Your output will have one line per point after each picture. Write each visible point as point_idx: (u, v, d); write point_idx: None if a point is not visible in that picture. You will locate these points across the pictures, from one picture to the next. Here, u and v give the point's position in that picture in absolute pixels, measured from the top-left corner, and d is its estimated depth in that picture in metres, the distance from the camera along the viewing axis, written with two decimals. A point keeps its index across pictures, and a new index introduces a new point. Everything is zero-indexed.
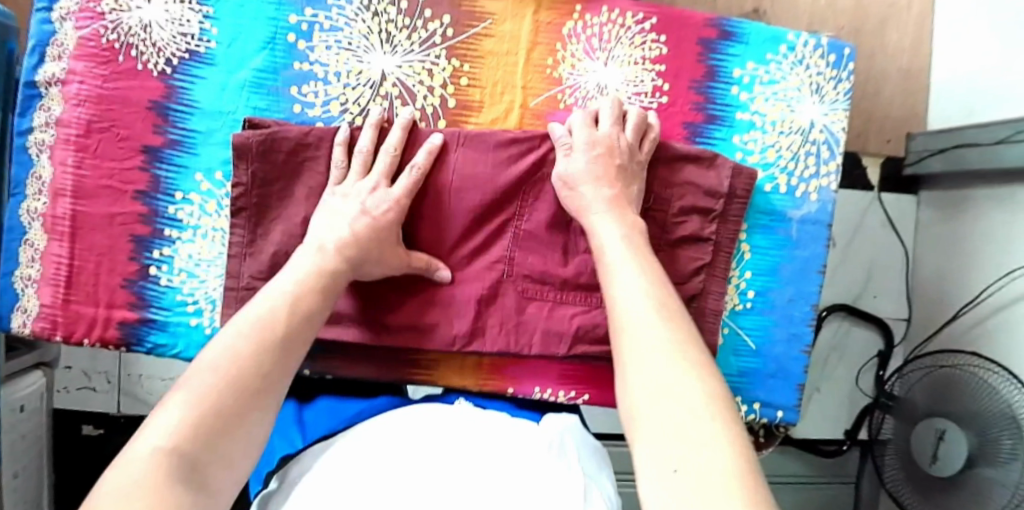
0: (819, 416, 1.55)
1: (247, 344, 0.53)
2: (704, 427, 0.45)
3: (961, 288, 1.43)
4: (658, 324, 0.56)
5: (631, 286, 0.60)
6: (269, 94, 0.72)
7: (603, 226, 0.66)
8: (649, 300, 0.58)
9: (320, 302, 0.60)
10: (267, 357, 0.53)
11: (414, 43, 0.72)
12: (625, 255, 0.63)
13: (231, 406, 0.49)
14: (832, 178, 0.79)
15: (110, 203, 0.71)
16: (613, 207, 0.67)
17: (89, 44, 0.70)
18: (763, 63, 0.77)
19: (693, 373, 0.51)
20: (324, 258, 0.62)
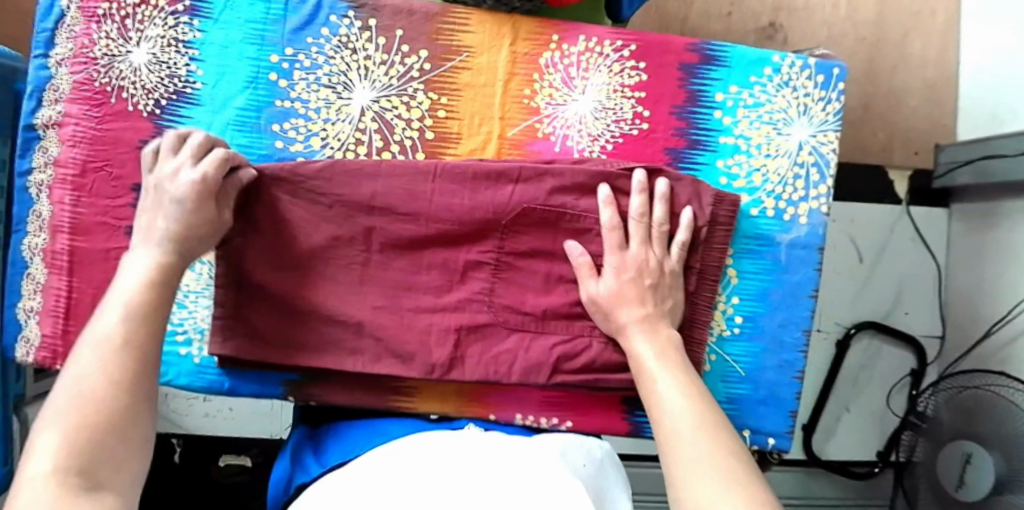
0: (847, 438, 1.48)
1: (93, 365, 0.52)
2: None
3: (995, 302, 1.36)
4: (696, 433, 0.58)
5: (668, 387, 0.63)
6: (252, 131, 0.74)
7: (642, 341, 0.67)
8: (688, 406, 0.61)
9: (161, 310, 0.58)
10: (131, 361, 0.54)
11: (393, 78, 0.74)
12: (662, 363, 0.66)
13: (104, 433, 0.49)
14: (824, 200, 0.76)
15: (105, 239, 0.75)
16: (647, 324, 0.68)
17: (83, 88, 0.74)
18: (747, 85, 0.75)
19: (734, 485, 0.53)
20: (149, 260, 0.60)
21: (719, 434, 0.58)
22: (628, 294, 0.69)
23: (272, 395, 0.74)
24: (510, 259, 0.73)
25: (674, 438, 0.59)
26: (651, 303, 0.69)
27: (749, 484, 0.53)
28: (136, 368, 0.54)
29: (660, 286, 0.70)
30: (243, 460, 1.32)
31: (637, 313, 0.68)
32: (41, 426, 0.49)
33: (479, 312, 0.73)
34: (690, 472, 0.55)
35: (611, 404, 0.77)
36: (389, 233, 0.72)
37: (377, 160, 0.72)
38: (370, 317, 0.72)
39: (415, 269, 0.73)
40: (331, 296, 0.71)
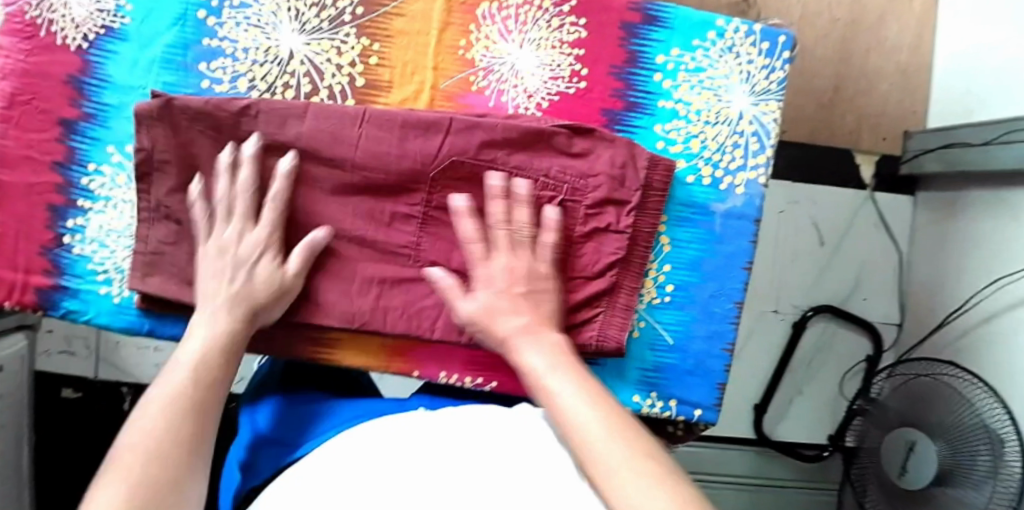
0: (800, 422, 1.49)
1: (163, 403, 0.55)
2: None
3: (951, 292, 1.36)
4: (609, 436, 0.51)
5: (565, 392, 0.56)
6: (179, 69, 0.72)
7: (535, 353, 0.61)
8: (592, 408, 0.54)
9: (226, 356, 0.61)
10: (206, 392, 0.58)
11: (323, 21, 0.71)
12: (557, 368, 0.58)
13: (175, 458, 0.52)
14: (761, 171, 0.75)
15: (30, 172, 0.73)
16: (533, 335, 0.62)
17: (14, 20, 0.72)
18: (689, 49, 0.73)
19: (660, 485, 0.47)
20: (219, 318, 0.63)
21: (631, 435, 0.52)
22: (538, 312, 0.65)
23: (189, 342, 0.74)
24: (438, 214, 0.72)
25: (585, 447, 0.51)
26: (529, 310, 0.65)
27: (669, 485, 0.47)
28: (202, 407, 0.57)
29: (539, 292, 0.66)
30: None
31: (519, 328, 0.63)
32: (113, 460, 0.51)
33: (406, 266, 0.73)
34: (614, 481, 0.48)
35: None
36: (314, 181, 0.70)
37: (303, 104, 0.70)
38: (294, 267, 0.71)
39: (342, 219, 0.72)
40: None
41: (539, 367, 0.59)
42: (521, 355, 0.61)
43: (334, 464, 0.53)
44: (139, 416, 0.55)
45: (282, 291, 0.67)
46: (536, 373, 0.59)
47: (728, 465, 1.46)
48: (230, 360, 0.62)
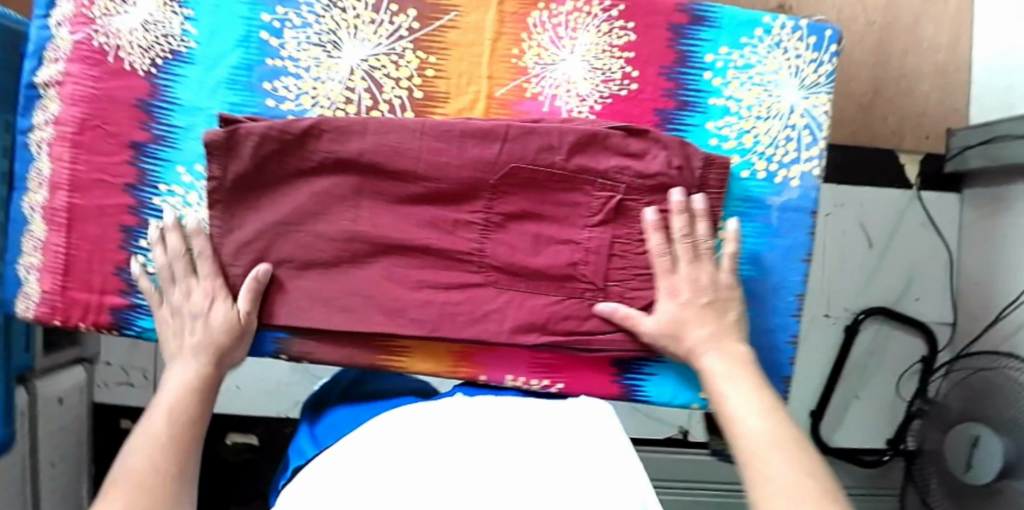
0: (857, 427, 1.46)
1: (144, 451, 0.63)
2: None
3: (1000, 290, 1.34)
4: (778, 449, 0.58)
5: (745, 402, 0.63)
6: (244, 89, 0.75)
7: (716, 358, 0.68)
8: (765, 421, 0.61)
9: (201, 401, 0.69)
10: (185, 426, 0.66)
11: (381, 37, 0.74)
12: (738, 378, 0.66)
13: (149, 496, 0.59)
14: (815, 163, 0.75)
15: (101, 196, 0.77)
16: (715, 342, 0.69)
17: (82, 48, 0.76)
18: (738, 46, 0.74)
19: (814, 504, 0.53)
20: (189, 365, 0.70)
21: (795, 453, 0.58)
22: (688, 316, 0.71)
23: (266, 353, 0.77)
24: (499, 219, 0.74)
25: (754, 454, 0.59)
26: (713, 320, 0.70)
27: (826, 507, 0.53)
28: (179, 449, 0.64)
29: (723, 301, 0.71)
30: (250, 438, 1.39)
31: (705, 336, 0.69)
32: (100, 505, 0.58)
33: (471, 272, 0.75)
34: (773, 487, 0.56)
35: (602, 366, 0.77)
36: (379, 193, 0.74)
37: (366, 118, 0.73)
38: (365, 285, 0.74)
39: (408, 227, 0.74)
40: (328, 252, 0.74)
41: (717, 371, 0.67)
42: (698, 355, 0.70)
43: (352, 464, 0.54)
44: (124, 465, 0.62)
45: (240, 331, 0.73)
46: (714, 375, 0.67)
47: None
48: (205, 401, 0.70)
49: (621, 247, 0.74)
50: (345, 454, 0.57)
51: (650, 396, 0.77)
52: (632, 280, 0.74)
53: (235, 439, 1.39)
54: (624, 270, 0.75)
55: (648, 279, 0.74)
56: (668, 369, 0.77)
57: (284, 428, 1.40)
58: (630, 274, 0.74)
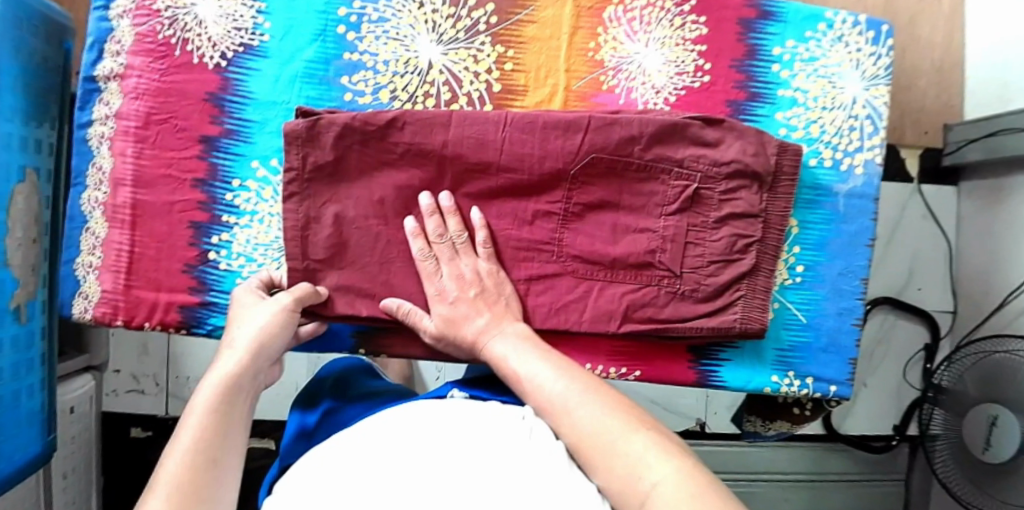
0: (867, 413, 1.45)
1: (218, 384, 0.61)
2: (652, 473, 0.52)
3: (999, 284, 1.35)
4: (581, 401, 0.58)
5: (541, 376, 0.61)
6: (321, 84, 0.75)
7: (500, 340, 0.67)
8: (564, 380, 0.60)
9: (276, 337, 0.66)
10: (223, 416, 0.59)
11: (459, 31, 0.75)
12: (526, 354, 0.64)
13: (219, 437, 0.58)
14: (877, 151, 0.78)
15: (169, 192, 0.75)
16: (495, 326, 0.69)
17: (146, 40, 0.74)
18: (803, 40, 0.78)
19: (636, 434, 0.55)
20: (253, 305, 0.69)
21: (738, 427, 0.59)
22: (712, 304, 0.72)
23: (344, 348, 0.78)
24: (578, 210, 0.74)
25: (560, 417, 0.58)
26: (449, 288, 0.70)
27: (651, 422, 0.57)
28: (247, 387, 0.63)
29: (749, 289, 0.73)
30: (267, 444, 1.33)
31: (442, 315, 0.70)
32: (176, 441, 0.57)
33: (549, 262, 0.74)
34: (593, 444, 0.55)
35: (677, 354, 0.78)
36: (461, 185, 0.73)
37: (446, 110, 0.72)
38: None
39: (488, 218, 0.74)
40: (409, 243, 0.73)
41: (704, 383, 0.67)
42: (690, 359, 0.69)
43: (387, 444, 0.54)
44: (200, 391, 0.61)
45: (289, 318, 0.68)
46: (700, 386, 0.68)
47: (788, 463, 1.42)
48: (278, 335, 0.66)
49: (696, 235, 0.73)
50: (372, 438, 0.56)
51: (728, 381, 0.78)
52: (708, 266, 0.73)
53: (252, 445, 1.32)
54: (700, 257, 0.73)
55: (724, 262, 0.74)
56: (741, 355, 0.78)
57: None
58: (707, 260, 0.73)
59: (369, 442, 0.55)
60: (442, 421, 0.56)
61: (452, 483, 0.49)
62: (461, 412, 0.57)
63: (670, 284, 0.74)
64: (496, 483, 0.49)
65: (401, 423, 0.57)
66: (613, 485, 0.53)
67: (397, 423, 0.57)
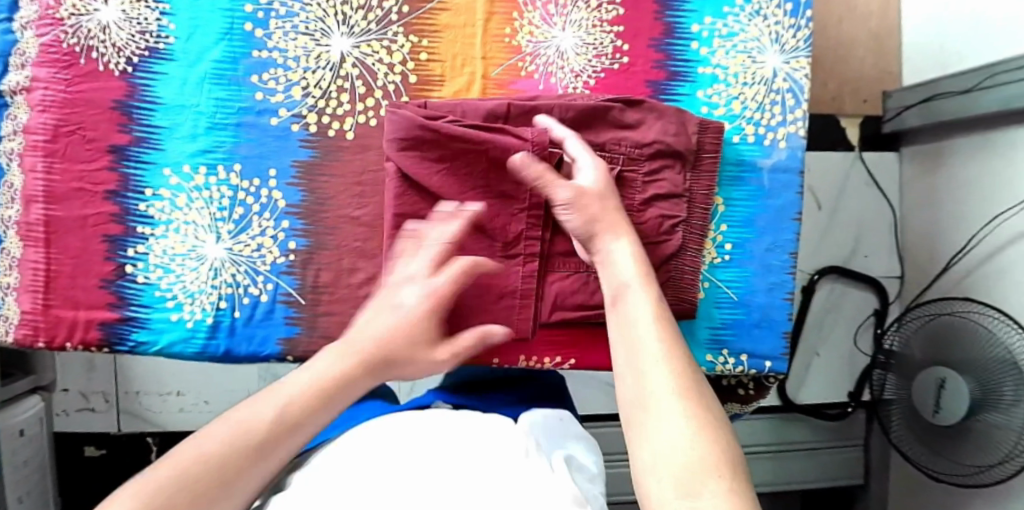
0: (821, 381, 1.47)
1: (301, 391, 0.50)
2: (708, 481, 0.40)
3: (943, 247, 1.36)
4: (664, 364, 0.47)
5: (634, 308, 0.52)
6: (230, 84, 0.73)
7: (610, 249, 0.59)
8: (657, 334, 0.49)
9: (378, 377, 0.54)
10: (276, 439, 0.47)
11: (369, 23, 0.73)
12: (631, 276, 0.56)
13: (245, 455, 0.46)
14: (800, 124, 0.78)
15: (82, 206, 0.72)
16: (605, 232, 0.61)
17: (51, 50, 0.72)
18: (721, 16, 0.77)
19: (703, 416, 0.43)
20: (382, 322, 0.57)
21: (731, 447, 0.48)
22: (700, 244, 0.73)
23: (270, 354, 0.73)
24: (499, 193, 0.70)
25: (632, 363, 0.49)
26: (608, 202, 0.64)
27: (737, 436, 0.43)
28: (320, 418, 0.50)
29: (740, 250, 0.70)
30: None
31: (409, 280, 0.60)
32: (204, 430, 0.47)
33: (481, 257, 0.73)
34: (651, 414, 0.44)
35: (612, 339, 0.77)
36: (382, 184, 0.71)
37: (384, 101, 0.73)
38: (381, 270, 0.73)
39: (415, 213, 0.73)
40: (336, 243, 0.73)
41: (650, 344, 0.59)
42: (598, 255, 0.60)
43: (325, 469, 0.49)
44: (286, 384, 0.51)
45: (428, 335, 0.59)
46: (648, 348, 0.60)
47: (748, 436, 1.44)
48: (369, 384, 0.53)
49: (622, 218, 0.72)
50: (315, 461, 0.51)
51: None
52: None
53: None
54: None
55: (652, 244, 0.73)
56: None
57: None
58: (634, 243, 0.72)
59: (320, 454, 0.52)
60: (386, 437, 0.51)
61: (391, 486, 0.44)
62: (403, 425, 0.52)
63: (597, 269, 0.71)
64: (455, 483, 0.44)
65: (346, 445, 0.52)
66: (653, 459, 0.43)
67: (342, 444, 0.53)
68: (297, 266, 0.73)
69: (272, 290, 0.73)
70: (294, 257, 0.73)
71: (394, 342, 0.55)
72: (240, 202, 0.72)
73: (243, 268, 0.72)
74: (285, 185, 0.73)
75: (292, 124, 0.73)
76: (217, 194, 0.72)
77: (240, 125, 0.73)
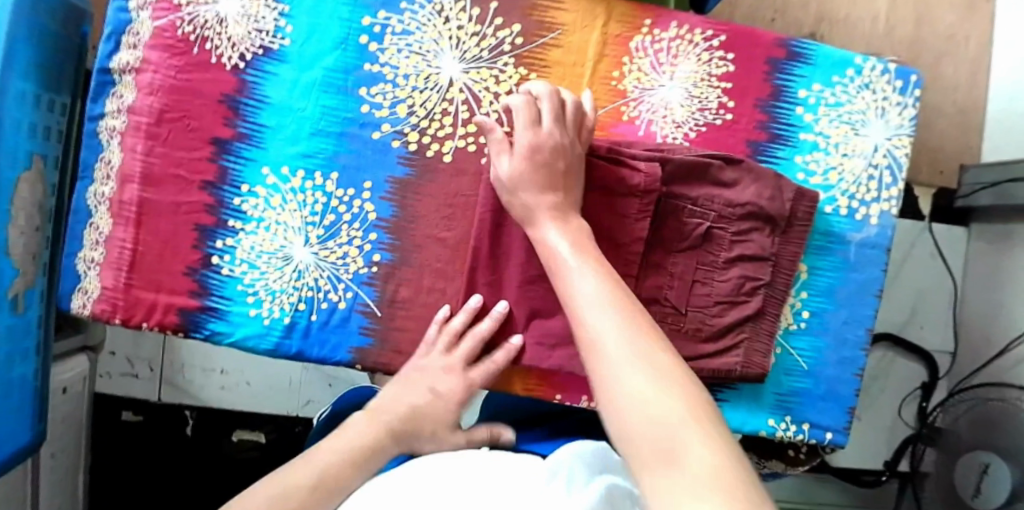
0: (856, 447, 1.43)
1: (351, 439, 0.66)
2: (683, 431, 0.42)
3: (1001, 331, 1.33)
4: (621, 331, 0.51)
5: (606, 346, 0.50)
6: (339, 94, 0.74)
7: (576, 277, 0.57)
8: (607, 303, 0.53)
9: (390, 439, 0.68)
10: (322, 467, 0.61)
11: (483, 50, 0.73)
12: (599, 304, 0.53)
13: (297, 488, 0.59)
14: (894, 203, 0.77)
15: (176, 192, 0.74)
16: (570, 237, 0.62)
17: (165, 35, 0.73)
18: (830, 84, 0.77)
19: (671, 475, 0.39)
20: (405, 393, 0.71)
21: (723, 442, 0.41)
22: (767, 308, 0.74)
23: (340, 360, 0.74)
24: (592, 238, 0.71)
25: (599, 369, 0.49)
26: (562, 189, 0.65)
27: (704, 389, 0.47)
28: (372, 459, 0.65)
29: None
30: (257, 436, 1.33)
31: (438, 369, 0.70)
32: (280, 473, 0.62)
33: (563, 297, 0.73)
34: (610, 371, 0.48)
35: None
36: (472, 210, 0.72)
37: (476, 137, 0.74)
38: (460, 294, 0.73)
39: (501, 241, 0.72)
40: (420, 260, 0.74)
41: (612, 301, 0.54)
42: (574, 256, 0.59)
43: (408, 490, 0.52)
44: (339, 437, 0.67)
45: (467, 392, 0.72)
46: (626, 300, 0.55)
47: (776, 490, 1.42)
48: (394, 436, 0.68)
49: (704, 274, 0.73)
50: (409, 478, 0.54)
51: (725, 423, 0.76)
52: (714, 306, 0.72)
53: (242, 436, 1.33)
54: (707, 297, 0.72)
55: (730, 304, 0.72)
56: (739, 397, 0.76)
57: (295, 427, 1.33)
58: (712, 301, 0.72)
59: (407, 478, 0.54)
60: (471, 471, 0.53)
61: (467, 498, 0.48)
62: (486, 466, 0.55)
63: (674, 322, 0.72)
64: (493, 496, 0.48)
65: (435, 469, 0.55)
66: None
67: (427, 471, 0.55)
68: (377, 279, 0.74)
69: (351, 299, 0.74)
70: (376, 269, 0.74)
71: (417, 418, 0.70)
72: (332, 209, 0.73)
73: (326, 273, 0.74)
74: (378, 198, 0.74)
75: (392, 140, 0.74)
76: (311, 198, 0.73)
77: (343, 135, 0.74)
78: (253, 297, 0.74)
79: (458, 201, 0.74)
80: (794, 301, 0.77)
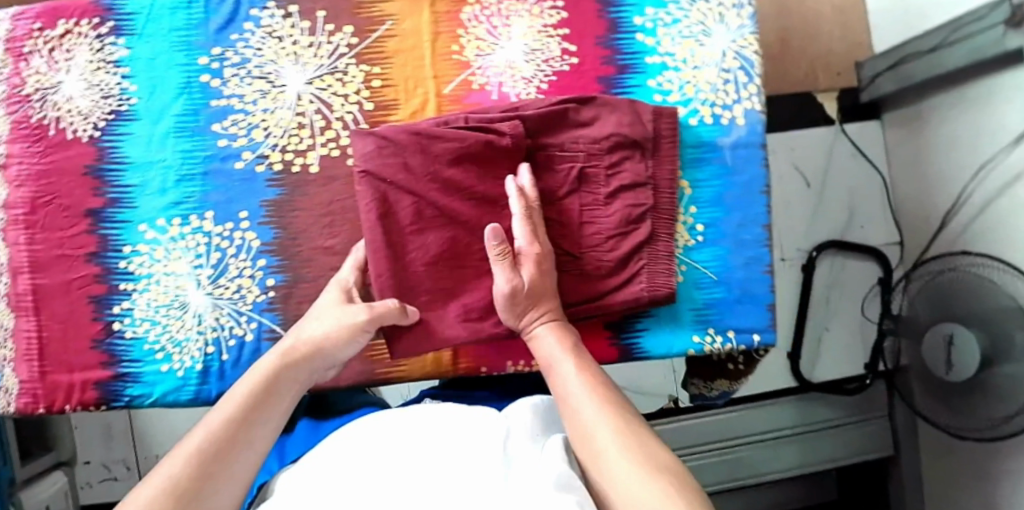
0: (832, 357, 1.44)
1: None
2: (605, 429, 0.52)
3: (936, 206, 1.34)
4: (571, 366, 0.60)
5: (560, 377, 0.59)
6: (194, 135, 0.75)
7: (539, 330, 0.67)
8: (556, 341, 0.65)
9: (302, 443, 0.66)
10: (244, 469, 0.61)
11: (322, 58, 0.75)
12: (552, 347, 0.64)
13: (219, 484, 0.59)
14: (755, 100, 0.79)
15: (65, 270, 0.74)
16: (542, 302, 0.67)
17: (21, 127, 0.74)
18: (661, 6, 0.79)
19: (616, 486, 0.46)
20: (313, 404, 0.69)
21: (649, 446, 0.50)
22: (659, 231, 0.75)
23: None
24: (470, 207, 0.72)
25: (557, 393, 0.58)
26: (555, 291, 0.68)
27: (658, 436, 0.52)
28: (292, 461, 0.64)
29: None
30: None
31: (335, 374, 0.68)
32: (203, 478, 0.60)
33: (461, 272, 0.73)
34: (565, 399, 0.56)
35: (597, 331, 0.77)
36: None
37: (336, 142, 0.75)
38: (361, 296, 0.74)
39: None
40: (316, 274, 0.75)
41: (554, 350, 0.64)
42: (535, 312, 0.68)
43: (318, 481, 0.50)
44: None
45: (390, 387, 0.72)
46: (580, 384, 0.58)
47: (770, 421, 1.36)
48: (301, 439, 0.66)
49: (590, 214, 0.73)
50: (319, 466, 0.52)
51: (652, 351, 0.77)
52: (607, 241, 0.73)
53: None
54: (597, 234, 0.73)
55: (622, 235, 0.73)
56: (659, 321, 0.77)
57: None
58: (604, 236, 0.73)
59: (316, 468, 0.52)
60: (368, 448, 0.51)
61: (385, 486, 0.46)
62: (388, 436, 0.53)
63: (573, 267, 0.73)
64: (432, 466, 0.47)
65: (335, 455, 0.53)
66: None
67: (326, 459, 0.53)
68: (278, 302, 0.74)
69: (256, 328, 0.74)
70: (274, 294, 0.74)
71: None
72: (216, 247, 0.74)
73: (226, 311, 0.74)
74: (257, 225, 0.75)
75: (257, 165, 0.75)
76: (193, 242, 0.74)
77: (207, 173, 0.75)
78: (162, 352, 0.74)
79: (336, 208, 0.75)
80: (683, 216, 0.78)
